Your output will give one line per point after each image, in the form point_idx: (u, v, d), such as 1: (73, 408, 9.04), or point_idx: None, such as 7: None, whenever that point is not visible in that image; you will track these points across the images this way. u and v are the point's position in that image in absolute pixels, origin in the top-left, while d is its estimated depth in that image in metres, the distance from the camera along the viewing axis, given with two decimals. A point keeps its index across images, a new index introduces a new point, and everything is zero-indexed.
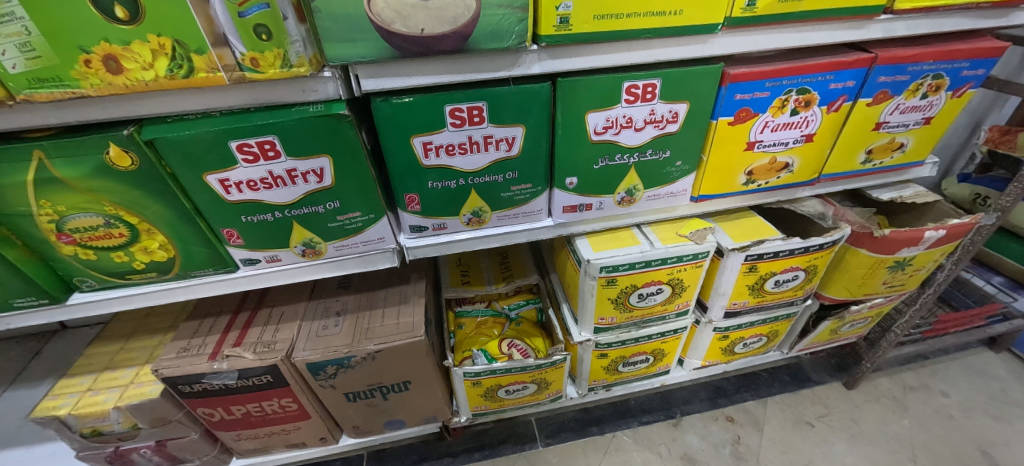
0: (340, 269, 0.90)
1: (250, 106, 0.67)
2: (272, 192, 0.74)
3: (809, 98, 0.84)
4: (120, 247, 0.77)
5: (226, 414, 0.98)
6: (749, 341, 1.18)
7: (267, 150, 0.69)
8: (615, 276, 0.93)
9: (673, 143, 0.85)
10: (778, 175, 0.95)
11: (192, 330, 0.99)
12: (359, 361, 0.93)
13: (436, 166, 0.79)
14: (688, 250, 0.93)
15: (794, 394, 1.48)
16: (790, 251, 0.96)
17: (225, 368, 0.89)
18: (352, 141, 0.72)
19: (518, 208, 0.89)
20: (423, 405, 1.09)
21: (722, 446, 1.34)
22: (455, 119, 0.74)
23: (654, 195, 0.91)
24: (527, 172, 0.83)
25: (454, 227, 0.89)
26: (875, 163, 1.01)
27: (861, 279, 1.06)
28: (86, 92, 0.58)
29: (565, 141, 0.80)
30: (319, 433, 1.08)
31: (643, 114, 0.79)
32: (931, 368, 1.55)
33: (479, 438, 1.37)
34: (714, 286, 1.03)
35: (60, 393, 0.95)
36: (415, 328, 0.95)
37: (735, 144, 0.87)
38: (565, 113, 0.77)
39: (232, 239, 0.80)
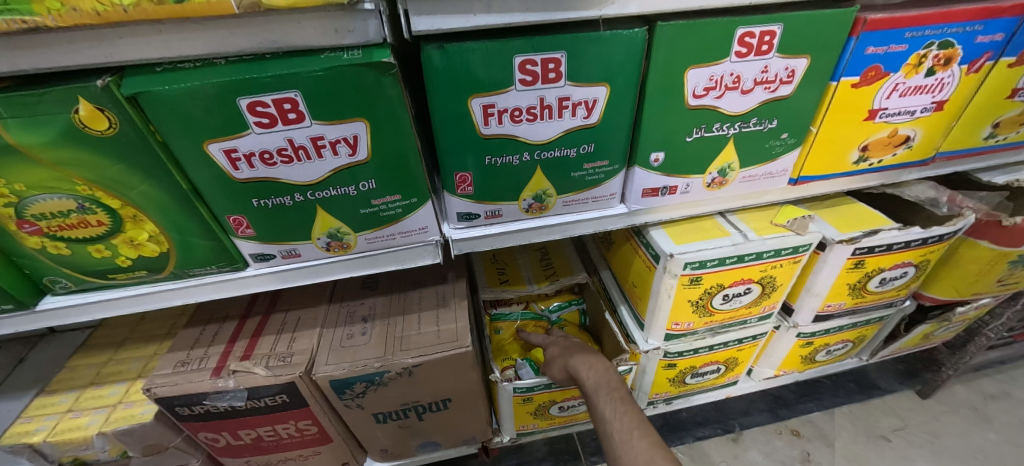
0: (372, 267, 0.74)
1: (265, 51, 0.50)
2: (292, 168, 0.58)
3: (950, 55, 0.68)
4: (99, 239, 0.61)
5: (233, 439, 0.83)
6: (832, 347, 1.03)
7: (286, 111, 0.53)
8: (701, 275, 0.78)
9: (783, 111, 0.69)
10: (894, 152, 0.79)
11: (192, 339, 0.83)
12: (394, 378, 0.77)
13: (497, 136, 0.63)
14: (788, 243, 0.77)
15: (863, 404, 1.33)
16: (905, 243, 0.81)
17: (232, 387, 0.73)
18: (396, 102, 0.56)
19: (589, 192, 0.73)
20: (463, 425, 0.93)
21: (789, 464, 1.20)
22: (526, 74, 0.57)
23: (750, 175, 0.76)
24: (605, 146, 0.67)
25: (510, 215, 0.73)
26: (999, 138, 0.86)
27: (975, 276, 0.91)
28: (42, 21, 0.42)
29: (655, 106, 0.65)
30: (341, 457, 0.92)
31: (755, 72, 0.63)
32: (1010, 374, 1.40)
33: (515, 455, 1.23)
34: (806, 286, 0.88)
35: (34, 415, 0.81)
36: (459, 336, 0.79)
37: (854, 112, 0.71)
38: (662, 69, 0.61)
39: (241, 229, 0.64)
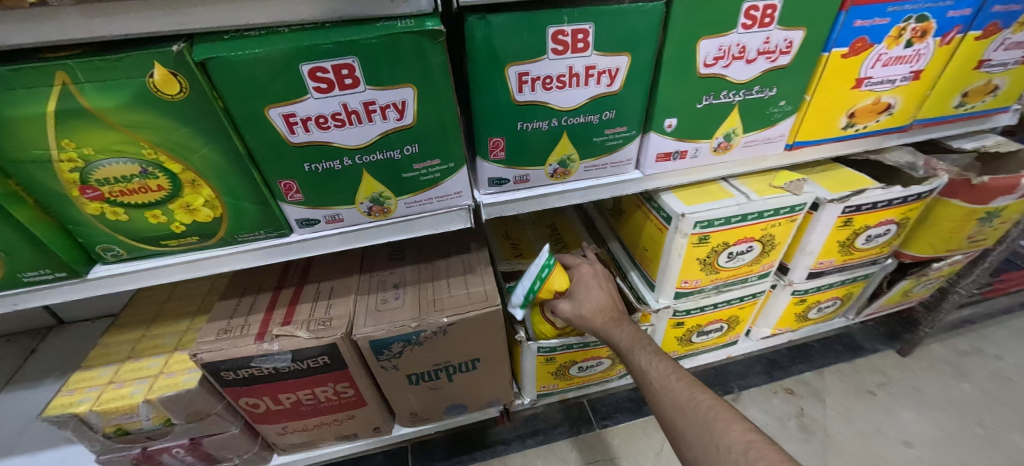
0: (407, 232, 0.79)
1: (326, 21, 0.55)
2: (344, 133, 0.62)
3: (926, 28, 0.77)
4: (157, 204, 0.64)
5: (272, 404, 0.86)
6: (823, 305, 1.12)
7: (343, 77, 0.57)
8: (709, 233, 0.85)
9: (781, 79, 0.76)
10: (878, 118, 0.88)
11: (230, 310, 0.86)
12: (429, 337, 0.82)
13: (529, 102, 0.68)
14: (786, 202, 0.85)
15: (849, 363, 1.43)
16: (888, 201, 0.90)
17: (276, 350, 0.77)
18: (442, 68, 0.61)
19: (608, 157, 0.79)
20: (489, 387, 0.98)
21: (787, 419, 1.28)
22: (557, 44, 0.63)
23: (751, 140, 0.83)
24: (625, 112, 0.74)
25: (537, 180, 0.79)
26: (967, 107, 0.96)
27: (949, 233, 1.01)
28: None
29: (670, 75, 0.71)
30: (373, 422, 0.96)
31: (757, 43, 0.71)
32: (980, 332, 1.52)
33: (530, 423, 1.30)
34: (801, 245, 0.96)
35: (77, 388, 0.81)
36: (489, 297, 0.85)
37: (844, 80, 0.80)
38: (677, 40, 0.68)
39: (290, 194, 0.68)
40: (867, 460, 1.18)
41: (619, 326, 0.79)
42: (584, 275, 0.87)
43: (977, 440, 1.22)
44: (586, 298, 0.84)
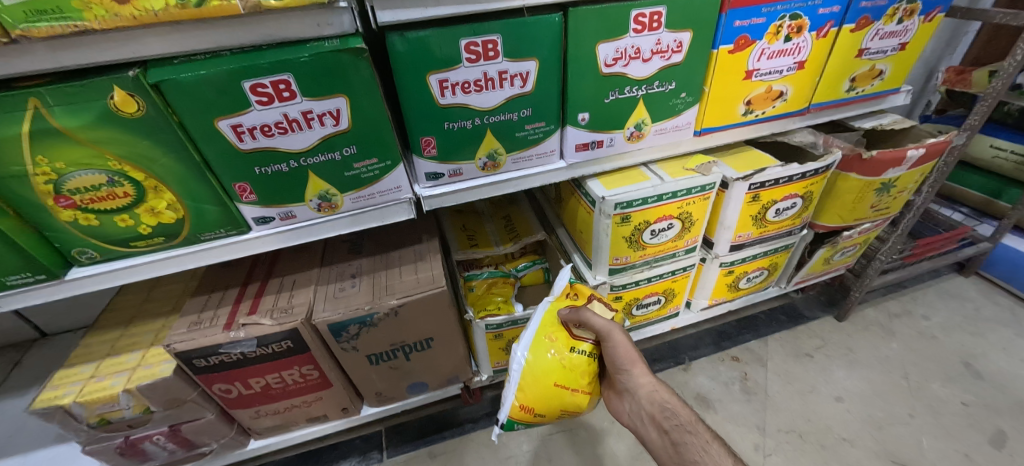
0: (357, 225, 0.89)
1: (262, 43, 0.64)
2: (288, 139, 0.72)
3: (800, 24, 0.89)
4: (124, 209, 0.72)
5: (244, 388, 0.95)
6: (752, 275, 1.24)
7: (282, 90, 0.66)
8: (629, 213, 0.95)
9: (678, 75, 0.87)
10: (774, 104, 1.00)
11: (200, 305, 0.94)
12: (383, 319, 0.92)
13: (452, 105, 0.78)
14: (696, 182, 0.96)
15: (791, 331, 1.55)
16: (789, 178, 1.01)
17: (243, 337, 0.86)
18: (368, 79, 0.71)
19: (533, 150, 0.89)
20: (446, 364, 1.08)
21: (731, 383, 1.39)
22: (470, 54, 0.73)
23: (661, 129, 0.94)
24: (541, 110, 0.84)
25: (470, 173, 0.89)
26: (858, 91, 1.08)
27: (852, 203, 1.14)
28: (89, 25, 0.55)
29: (576, 76, 0.82)
30: (341, 403, 1.07)
31: (650, 44, 0.81)
32: (910, 295, 1.65)
33: (496, 402, 1.40)
34: (719, 220, 1.07)
35: (60, 384, 0.89)
36: (435, 280, 0.95)
37: (735, 73, 0.91)
38: (578, 45, 0.78)
39: (245, 195, 0.77)
40: (801, 415, 1.30)
41: (672, 407, 0.71)
42: (625, 352, 0.77)
43: (901, 391, 1.34)
44: (635, 380, 0.76)
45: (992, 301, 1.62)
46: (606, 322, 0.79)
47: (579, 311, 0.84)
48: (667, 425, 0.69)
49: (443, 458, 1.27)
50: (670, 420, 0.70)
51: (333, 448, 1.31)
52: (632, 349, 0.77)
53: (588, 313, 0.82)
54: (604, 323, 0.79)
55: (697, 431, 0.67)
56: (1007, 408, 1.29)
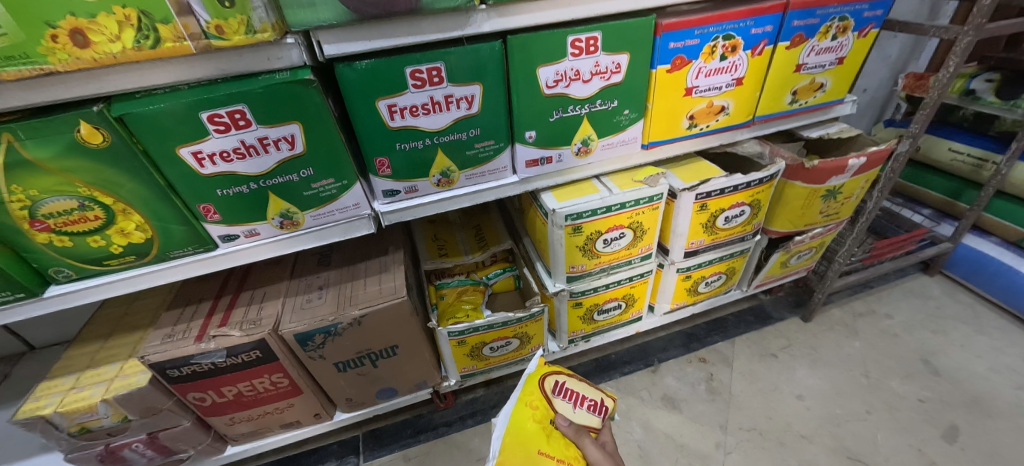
0: (319, 240, 0.94)
1: (217, 77, 0.70)
2: (246, 163, 0.77)
3: (734, 44, 0.94)
4: (96, 230, 0.78)
5: (217, 397, 1.00)
6: (710, 279, 1.29)
7: (237, 119, 0.72)
8: (581, 224, 1.01)
9: (620, 93, 0.93)
10: (717, 118, 1.05)
11: (174, 318, 1.00)
12: (346, 328, 0.97)
13: (403, 127, 0.83)
14: (643, 194, 1.02)
15: (758, 332, 1.60)
16: (734, 187, 1.06)
17: (213, 348, 0.91)
18: (320, 107, 0.76)
19: (484, 166, 0.95)
20: (413, 371, 1.14)
21: (698, 384, 1.44)
22: (416, 80, 0.79)
23: (608, 143, 1.00)
24: (489, 129, 0.90)
25: (426, 189, 0.95)
26: (801, 102, 1.13)
27: (801, 210, 1.19)
28: (54, 68, 0.61)
29: (520, 97, 0.87)
30: (313, 409, 1.12)
31: (589, 66, 0.87)
32: (876, 295, 1.70)
33: (470, 406, 1.45)
34: (672, 228, 1.12)
35: (42, 394, 0.94)
36: (397, 291, 1.00)
37: (675, 90, 0.96)
38: (519, 69, 0.84)
39: (210, 215, 0.83)
40: (763, 413, 1.34)
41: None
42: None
43: (860, 389, 1.39)
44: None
45: (954, 299, 1.67)
46: (604, 454, 0.77)
47: (578, 435, 0.80)
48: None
49: (417, 460, 1.32)
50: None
51: (311, 453, 1.36)
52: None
53: (585, 441, 0.79)
54: (603, 453, 0.78)
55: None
56: (961, 403, 1.33)
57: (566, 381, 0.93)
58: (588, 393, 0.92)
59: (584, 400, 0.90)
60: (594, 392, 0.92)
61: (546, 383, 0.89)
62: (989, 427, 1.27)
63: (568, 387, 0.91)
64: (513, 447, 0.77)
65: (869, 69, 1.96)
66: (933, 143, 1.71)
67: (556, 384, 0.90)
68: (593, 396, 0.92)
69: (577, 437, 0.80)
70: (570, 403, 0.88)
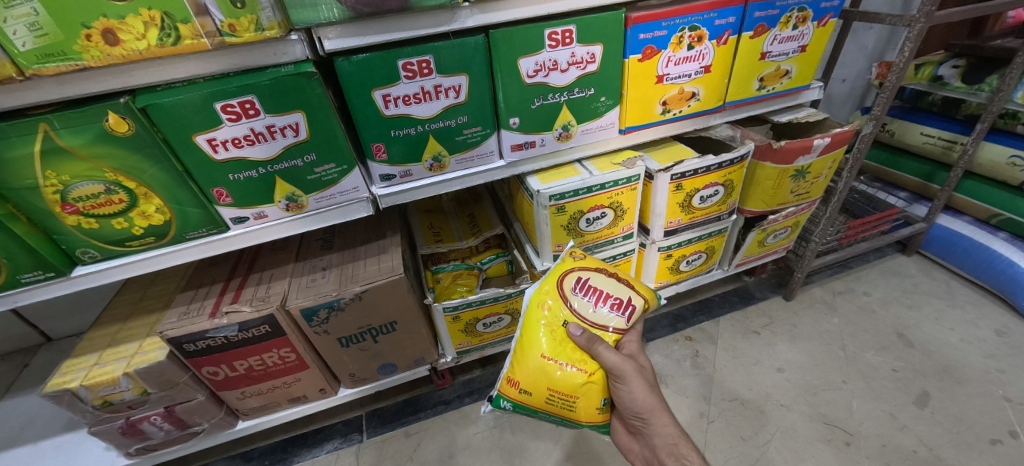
0: (322, 222, 1.02)
1: (229, 71, 0.78)
2: (255, 149, 0.85)
3: (700, 34, 1.02)
4: (120, 213, 0.86)
5: (229, 371, 1.08)
6: (691, 258, 1.38)
7: (248, 109, 0.80)
8: (564, 204, 1.08)
9: (596, 81, 1.01)
10: (689, 104, 1.14)
11: (189, 298, 1.07)
12: (348, 303, 1.05)
13: (397, 115, 0.92)
14: (621, 175, 1.10)
15: (742, 311, 1.68)
16: (706, 168, 1.14)
17: (226, 323, 0.98)
18: (321, 97, 0.84)
19: (473, 151, 1.04)
20: (411, 346, 1.22)
21: (683, 360, 1.51)
22: (407, 72, 0.87)
23: (587, 129, 1.09)
24: (476, 116, 0.98)
25: (419, 174, 1.03)
26: (769, 88, 1.21)
27: (772, 189, 1.27)
28: (88, 64, 0.69)
29: (504, 87, 0.95)
30: (318, 384, 1.21)
31: (566, 57, 0.95)
32: (855, 275, 1.78)
33: (467, 385, 1.53)
34: (651, 208, 1.20)
35: (67, 370, 1.01)
36: (395, 269, 1.07)
37: (647, 78, 1.05)
38: (501, 60, 0.92)
39: (222, 198, 0.91)
40: (744, 385, 1.42)
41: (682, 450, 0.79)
42: (645, 401, 0.81)
43: (837, 361, 1.47)
44: (657, 427, 0.81)
45: (929, 277, 1.74)
46: (620, 359, 0.81)
47: (592, 344, 0.83)
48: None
49: (417, 436, 1.39)
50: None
51: (317, 431, 1.44)
52: (652, 399, 0.81)
53: (601, 348, 0.82)
54: (619, 360, 0.81)
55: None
56: (933, 372, 1.41)
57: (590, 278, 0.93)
58: (613, 291, 0.92)
59: (608, 299, 0.90)
60: (621, 291, 0.93)
61: (564, 284, 0.91)
62: (958, 392, 1.34)
63: (591, 284, 0.92)
64: (525, 353, 0.89)
65: (846, 59, 2.04)
66: (907, 128, 1.81)
67: (579, 282, 0.91)
68: (618, 295, 0.91)
69: (592, 346, 0.83)
70: (593, 303, 0.89)
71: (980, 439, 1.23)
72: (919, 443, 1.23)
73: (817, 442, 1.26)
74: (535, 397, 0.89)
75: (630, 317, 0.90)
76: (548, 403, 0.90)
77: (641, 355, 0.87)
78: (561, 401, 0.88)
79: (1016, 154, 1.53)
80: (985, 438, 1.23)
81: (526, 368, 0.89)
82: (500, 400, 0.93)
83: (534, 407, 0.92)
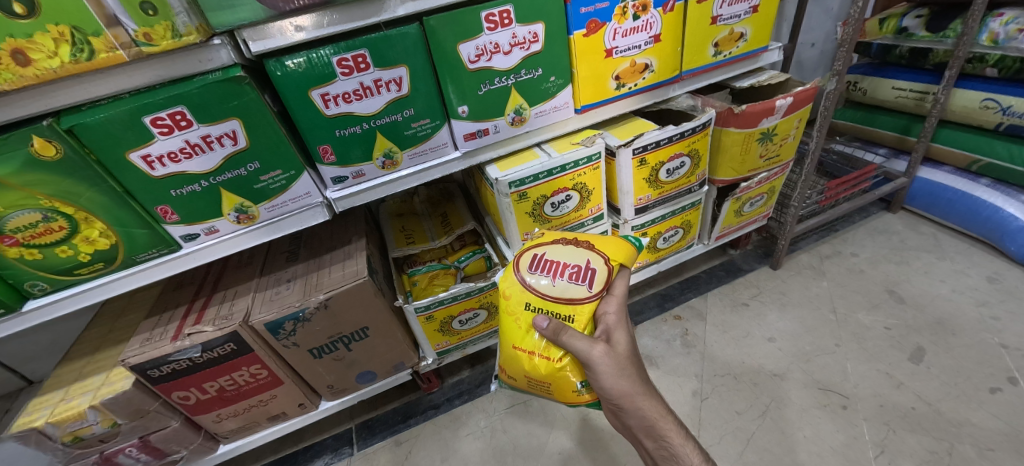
0: (277, 231, 1.00)
1: (156, 83, 0.76)
2: (193, 162, 0.83)
3: (644, 3, 1.00)
4: (62, 241, 0.84)
5: (201, 394, 1.06)
6: (667, 234, 1.36)
7: (179, 120, 0.78)
8: (525, 190, 1.06)
9: (542, 61, 1.00)
10: (643, 76, 1.13)
11: (152, 324, 1.04)
12: (314, 313, 1.02)
13: (339, 114, 0.89)
14: (581, 154, 1.07)
15: (730, 284, 1.65)
16: (668, 139, 1.12)
17: (188, 344, 0.95)
18: (256, 101, 0.82)
19: (425, 144, 1.02)
20: (388, 350, 1.21)
21: (673, 340, 1.48)
22: (343, 68, 0.84)
23: (540, 111, 1.08)
24: (422, 108, 0.96)
25: (372, 173, 1.01)
26: (725, 53, 1.20)
27: (741, 155, 1.25)
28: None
29: (447, 75, 0.93)
30: (297, 399, 1.19)
31: (507, 38, 0.93)
32: (842, 237, 1.74)
33: (456, 387, 1.50)
34: (618, 187, 1.18)
35: (33, 409, 0.97)
36: (359, 273, 1.05)
37: (595, 53, 1.03)
38: (440, 48, 0.89)
39: (168, 216, 0.89)
40: (736, 359, 1.39)
41: (662, 431, 0.70)
42: (619, 389, 0.69)
43: (829, 324, 1.44)
44: (634, 411, 0.70)
45: (916, 232, 1.71)
46: (587, 344, 0.69)
47: (557, 335, 0.72)
48: (658, 452, 0.71)
49: (407, 444, 1.36)
50: (667, 459, 0.71)
51: (307, 449, 1.41)
52: (630, 385, 0.69)
53: (564, 338, 0.71)
54: (586, 346, 0.69)
55: (683, 459, 0.68)
56: (926, 325, 1.38)
57: (546, 253, 0.84)
58: (570, 261, 0.82)
59: (565, 270, 0.81)
60: (579, 257, 0.82)
61: (519, 267, 0.84)
62: (953, 345, 1.31)
63: (547, 259, 0.83)
64: (505, 341, 0.85)
65: (812, 23, 2.01)
66: (879, 84, 1.79)
67: (533, 260, 0.84)
68: (577, 262, 0.81)
69: (557, 336, 0.72)
70: (549, 277, 0.80)
71: (979, 389, 1.20)
72: (917, 399, 1.20)
73: (813, 408, 1.22)
74: (519, 382, 0.87)
75: (593, 283, 0.78)
76: (533, 387, 0.85)
77: (618, 329, 0.74)
78: (540, 385, 0.82)
79: (989, 97, 1.51)
80: (983, 387, 1.20)
81: (506, 356, 0.87)
82: (500, 381, 0.97)
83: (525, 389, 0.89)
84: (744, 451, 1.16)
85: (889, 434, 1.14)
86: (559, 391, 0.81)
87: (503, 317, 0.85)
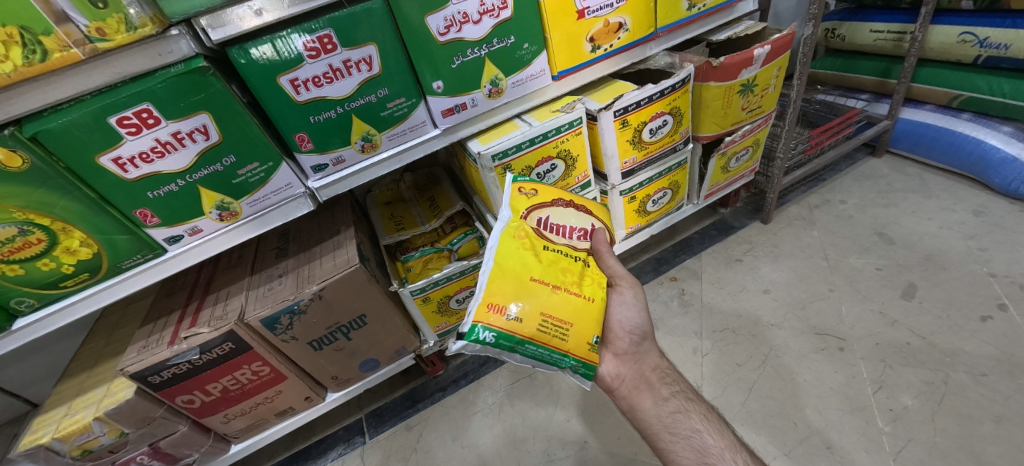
0: (262, 226, 1.00)
1: (117, 80, 0.73)
2: (167, 160, 0.82)
3: None
4: (42, 254, 0.82)
5: (205, 396, 1.06)
6: (656, 197, 1.36)
7: (146, 118, 0.76)
8: (509, 162, 1.05)
9: (514, 28, 0.98)
10: (618, 36, 1.11)
11: (148, 331, 1.03)
12: (309, 304, 1.01)
13: (311, 100, 0.87)
14: (562, 121, 1.06)
15: (723, 242, 1.66)
16: (648, 98, 1.11)
17: (186, 348, 0.94)
18: (224, 93, 0.80)
19: (403, 124, 1.00)
20: (388, 336, 1.22)
21: (671, 301, 1.49)
22: (310, 51, 0.81)
23: (517, 80, 1.06)
24: (397, 87, 0.94)
25: (352, 159, 1.00)
26: (699, 7, 1.18)
27: (722, 110, 1.24)
28: None
29: (418, 50, 0.91)
30: (303, 393, 1.20)
31: (475, 6, 0.91)
32: (830, 186, 1.75)
33: (460, 368, 1.51)
34: (602, 151, 1.17)
35: (37, 428, 0.96)
36: (350, 261, 1.04)
37: (567, 15, 1.02)
38: (407, 22, 0.87)
39: (148, 219, 0.88)
40: (733, 313, 1.41)
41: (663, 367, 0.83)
42: (638, 313, 0.80)
43: (822, 271, 1.46)
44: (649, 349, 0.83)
45: (902, 174, 1.72)
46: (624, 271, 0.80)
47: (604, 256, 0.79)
48: (664, 383, 0.80)
49: (418, 427, 1.37)
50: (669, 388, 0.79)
51: (320, 442, 1.42)
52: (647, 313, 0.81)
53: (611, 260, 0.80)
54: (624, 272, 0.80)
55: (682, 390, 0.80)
56: (916, 263, 1.40)
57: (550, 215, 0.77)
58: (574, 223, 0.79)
59: (573, 231, 0.78)
60: (582, 221, 0.80)
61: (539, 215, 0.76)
62: (943, 279, 1.34)
63: (553, 222, 0.77)
64: (512, 272, 0.66)
65: None
66: (857, 28, 1.79)
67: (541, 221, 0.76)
68: (581, 225, 0.79)
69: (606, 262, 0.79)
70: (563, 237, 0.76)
71: (970, 318, 1.22)
72: (911, 335, 1.22)
73: (812, 353, 1.25)
74: (526, 324, 0.63)
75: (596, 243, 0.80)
76: (542, 333, 0.64)
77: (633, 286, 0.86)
78: (555, 329, 0.65)
79: (967, 31, 1.52)
80: (975, 316, 1.23)
81: (516, 289, 0.65)
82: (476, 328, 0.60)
83: (520, 340, 0.63)
84: (747, 399, 1.19)
85: (885, 370, 1.17)
86: (575, 336, 0.67)
87: (508, 253, 0.69)
